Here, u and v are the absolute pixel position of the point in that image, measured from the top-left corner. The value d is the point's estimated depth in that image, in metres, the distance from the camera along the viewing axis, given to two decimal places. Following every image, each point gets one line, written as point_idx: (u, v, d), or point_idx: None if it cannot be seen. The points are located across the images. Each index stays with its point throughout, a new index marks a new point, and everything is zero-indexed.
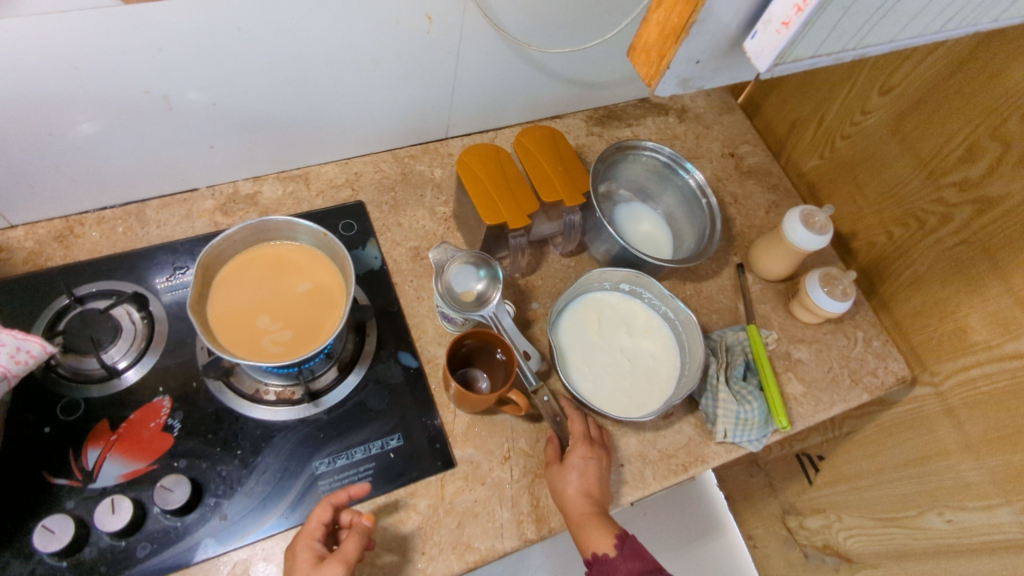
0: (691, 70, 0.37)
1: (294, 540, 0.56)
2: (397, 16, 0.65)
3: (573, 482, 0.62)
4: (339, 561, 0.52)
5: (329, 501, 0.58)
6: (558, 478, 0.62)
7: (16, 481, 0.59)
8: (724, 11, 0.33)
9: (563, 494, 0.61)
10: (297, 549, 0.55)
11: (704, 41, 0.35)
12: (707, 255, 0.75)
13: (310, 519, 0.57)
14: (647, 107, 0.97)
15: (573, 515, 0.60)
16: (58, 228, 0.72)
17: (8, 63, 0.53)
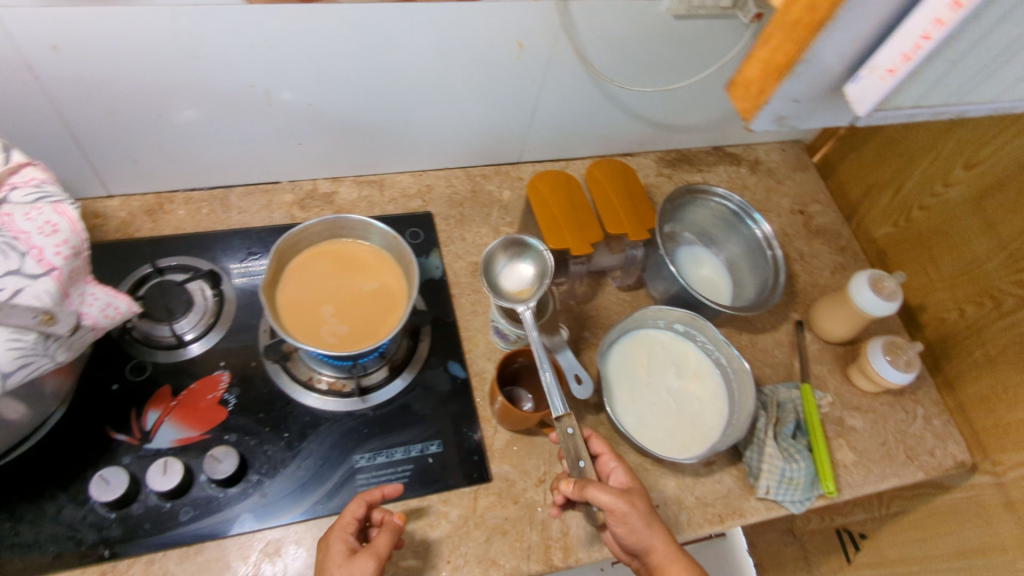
0: (790, 108, 0.38)
1: (326, 532, 0.57)
2: (490, 40, 0.68)
3: (655, 517, 0.57)
4: (372, 556, 0.53)
5: (364, 497, 0.58)
6: (644, 509, 0.57)
7: (81, 431, 0.62)
8: (830, 56, 0.34)
9: (653, 528, 0.56)
10: (330, 540, 0.55)
11: (805, 83, 0.35)
12: (766, 307, 0.74)
13: (344, 512, 0.57)
14: (720, 156, 0.97)
15: (668, 550, 0.56)
16: (150, 203, 0.77)
17: (139, 44, 0.59)
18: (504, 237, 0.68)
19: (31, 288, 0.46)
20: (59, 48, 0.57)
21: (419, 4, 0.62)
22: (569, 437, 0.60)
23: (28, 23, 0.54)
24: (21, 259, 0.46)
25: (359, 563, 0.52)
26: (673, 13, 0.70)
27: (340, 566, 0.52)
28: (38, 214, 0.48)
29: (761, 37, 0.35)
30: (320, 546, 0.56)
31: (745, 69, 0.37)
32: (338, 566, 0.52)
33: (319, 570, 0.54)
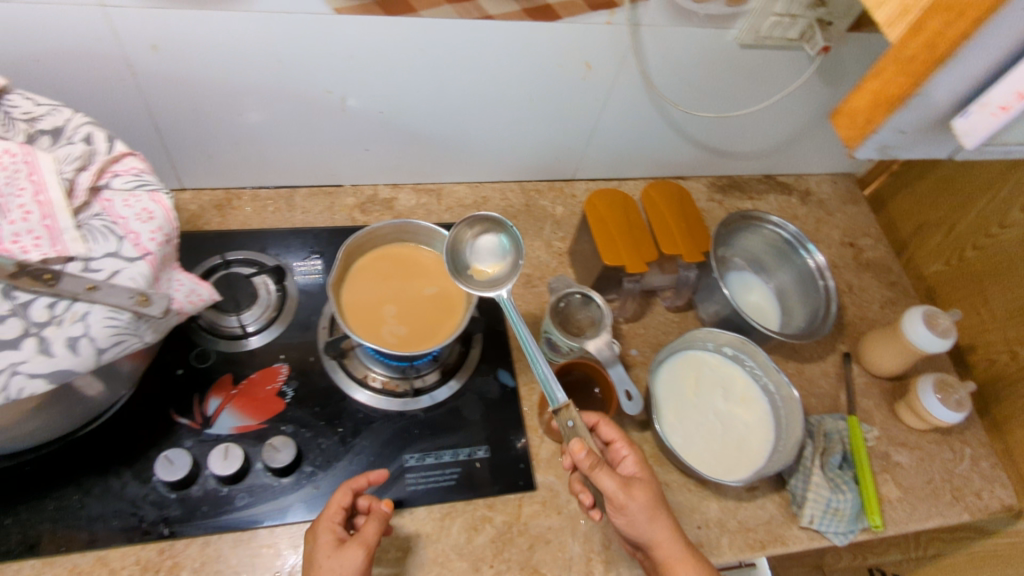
0: (895, 139, 0.33)
1: (314, 524, 0.57)
2: (559, 60, 0.71)
3: (661, 506, 0.57)
4: (362, 546, 0.54)
5: (349, 486, 0.59)
6: (649, 498, 0.56)
7: (147, 412, 0.65)
8: (943, 89, 0.30)
9: (659, 519, 0.56)
10: (317, 531, 0.56)
11: (916, 114, 0.31)
12: (817, 337, 0.74)
13: (330, 503, 0.58)
14: (771, 184, 0.98)
15: (673, 543, 0.55)
16: (219, 198, 0.80)
17: (232, 48, 0.62)
18: (470, 215, 0.67)
19: (126, 270, 0.48)
20: (158, 47, 0.61)
21: (496, 23, 0.64)
22: (569, 430, 0.56)
23: (133, 23, 0.58)
24: (120, 243, 0.49)
25: (350, 553, 0.53)
26: (740, 42, 0.72)
27: (330, 556, 0.53)
28: (136, 201, 0.51)
29: (874, 65, 0.31)
30: (309, 538, 0.57)
31: (854, 95, 0.33)
32: (326, 556, 0.53)
33: (308, 561, 0.54)
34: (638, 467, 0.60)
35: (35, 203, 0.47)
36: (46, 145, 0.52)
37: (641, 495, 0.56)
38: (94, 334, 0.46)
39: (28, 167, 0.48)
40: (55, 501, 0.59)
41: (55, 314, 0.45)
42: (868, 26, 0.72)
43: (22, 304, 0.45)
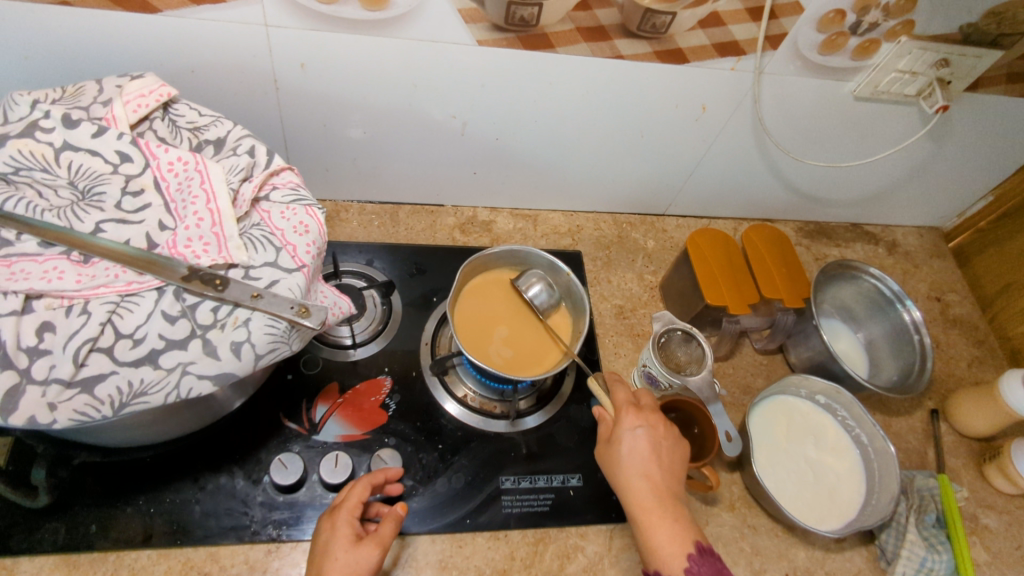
0: None
1: (331, 513, 0.56)
2: (678, 102, 0.72)
3: (625, 465, 0.57)
4: (376, 544, 0.54)
5: (369, 481, 0.59)
6: (614, 455, 0.59)
7: (258, 414, 0.66)
8: None
9: (619, 476, 0.58)
10: (336, 522, 0.55)
11: None
12: (913, 393, 0.74)
13: (349, 496, 0.58)
14: (858, 233, 1.00)
15: (634, 501, 0.56)
16: (328, 209, 0.83)
17: (373, 73, 0.64)
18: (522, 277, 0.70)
19: (285, 281, 0.50)
20: (306, 66, 0.62)
21: (626, 62, 0.66)
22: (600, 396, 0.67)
23: (289, 42, 0.59)
24: (278, 254, 0.51)
25: (367, 551, 0.53)
26: (856, 95, 0.73)
27: (345, 547, 0.53)
28: (293, 214, 0.53)
29: None
30: (323, 526, 0.56)
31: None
32: (343, 550, 0.53)
33: (321, 550, 0.54)
34: (622, 426, 0.60)
35: (207, 210, 0.50)
36: (210, 155, 0.54)
37: (606, 455, 0.60)
38: (255, 341, 0.47)
39: (200, 175, 0.50)
40: (171, 495, 0.61)
41: (218, 318, 0.47)
42: (984, 88, 0.73)
43: (190, 305, 0.47)
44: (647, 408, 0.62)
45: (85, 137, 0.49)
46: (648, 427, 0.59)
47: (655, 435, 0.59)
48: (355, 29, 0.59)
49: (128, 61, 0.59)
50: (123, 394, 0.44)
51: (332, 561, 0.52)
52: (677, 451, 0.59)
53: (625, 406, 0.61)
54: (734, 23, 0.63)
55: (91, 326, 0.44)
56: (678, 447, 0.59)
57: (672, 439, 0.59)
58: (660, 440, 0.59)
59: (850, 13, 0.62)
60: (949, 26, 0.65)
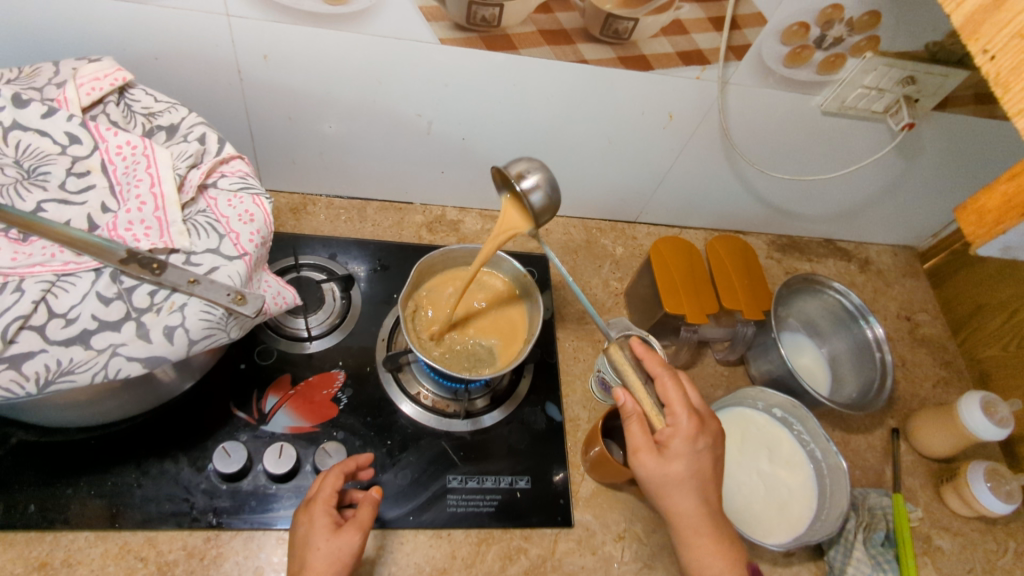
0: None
1: (306, 506, 0.56)
2: (644, 109, 0.72)
3: (682, 486, 0.51)
4: (356, 530, 0.54)
5: (340, 470, 0.59)
6: (668, 471, 0.51)
7: (208, 401, 0.66)
8: None
9: (668, 494, 0.52)
10: (313, 513, 0.55)
11: None
12: (868, 410, 0.73)
13: (323, 487, 0.57)
14: (831, 249, 1.00)
15: (682, 521, 0.52)
16: (295, 202, 0.83)
17: (336, 68, 0.65)
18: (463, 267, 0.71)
19: (225, 268, 0.50)
20: (269, 58, 0.62)
21: (590, 66, 0.66)
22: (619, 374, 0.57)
23: (250, 34, 0.59)
24: (221, 241, 0.51)
25: (347, 537, 0.53)
26: (823, 109, 0.73)
27: (328, 539, 0.53)
28: (239, 202, 0.53)
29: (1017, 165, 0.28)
30: (300, 520, 0.56)
31: (1002, 184, 0.28)
32: (323, 540, 0.53)
33: (301, 543, 0.53)
34: (681, 441, 0.52)
35: (151, 194, 0.50)
36: (161, 140, 0.54)
37: (653, 466, 0.52)
38: (189, 326, 0.47)
39: (147, 160, 0.51)
40: (113, 478, 0.61)
41: (155, 301, 0.48)
42: (952, 108, 0.73)
43: (127, 288, 0.47)
44: (701, 412, 0.55)
45: (34, 117, 0.50)
46: (709, 443, 0.53)
47: (714, 452, 0.53)
48: (316, 22, 0.58)
49: (90, 46, 0.59)
50: (50, 371, 0.44)
51: (313, 551, 0.52)
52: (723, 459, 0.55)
53: (687, 409, 0.53)
54: (697, 31, 0.62)
55: (24, 303, 0.44)
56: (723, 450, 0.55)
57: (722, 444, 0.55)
58: (715, 457, 0.54)
59: (814, 27, 0.62)
60: (914, 44, 0.64)
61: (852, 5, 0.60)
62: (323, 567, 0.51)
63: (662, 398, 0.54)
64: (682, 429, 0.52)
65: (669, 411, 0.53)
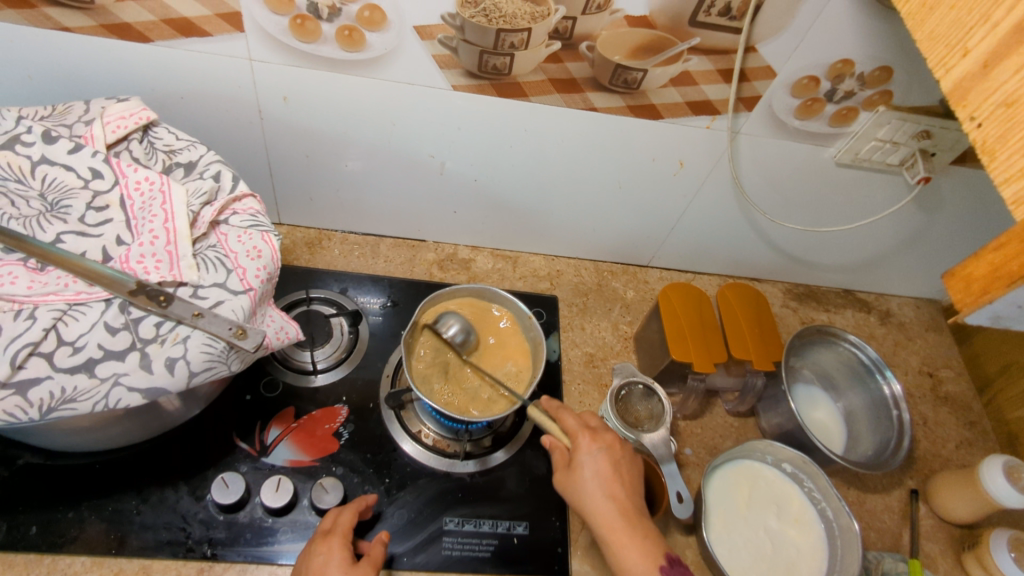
0: (1016, 311, 0.27)
1: (321, 537, 0.56)
2: (655, 156, 0.73)
3: (590, 490, 0.56)
4: (371, 566, 0.55)
5: (354, 510, 0.60)
6: (574, 483, 0.57)
7: (212, 431, 0.67)
8: None
9: (583, 500, 0.56)
10: (332, 546, 0.55)
11: None
12: (886, 469, 0.70)
13: (339, 522, 0.58)
14: (849, 299, 0.98)
15: (600, 522, 0.54)
16: (312, 237, 0.86)
17: (352, 112, 0.67)
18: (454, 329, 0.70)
19: (230, 302, 0.51)
20: (288, 100, 0.65)
21: (600, 114, 0.67)
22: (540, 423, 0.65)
23: (270, 78, 0.62)
24: (227, 276, 0.53)
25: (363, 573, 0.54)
26: (837, 161, 0.73)
27: (346, 572, 0.53)
28: (248, 239, 0.55)
29: (1001, 234, 0.27)
30: (315, 549, 0.55)
31: (989, 252, 0.27)
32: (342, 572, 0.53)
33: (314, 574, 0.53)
34: (580, 451, 0.58)
35: (163, 229, 0.52)
36: (179, 177, 0.57)
37: (565, 483, 0.58)
38: (190, 358, 0.48)
39: (162, 196, 0.53)
40: (114, 504, 0.61)
41: (160, 333, 0.49)
42: (971, 162, 0.72)
43: (134, 319, 0.49)
44: (600, 429, 0.60)
45: (61, 153, 0.53)
46: (605, 448, 0.58)
47: (615, 456, 0.57)
48: (334, 67, 0.61)
49: (122, 86, 0.63)
50: (54, 398, 0.45)
51: None
52: (635, 468, 0.58)
53: (583, 428, 0.59)
54: (706, 83, 0.63)
55: (34, 331, 0.46)
56: (634, 461, 0.59)
57: (627, 455, 0.58)
58: (619, 461, 0.57)
59: (824, 80, 0.62)
60: (928, 99, 0.64)
61: (862, 61, 0.60)
62: None
63: (563, 425, 0.61)
64: (580, 443, 0.58)
65: (568, 432, 0.60)
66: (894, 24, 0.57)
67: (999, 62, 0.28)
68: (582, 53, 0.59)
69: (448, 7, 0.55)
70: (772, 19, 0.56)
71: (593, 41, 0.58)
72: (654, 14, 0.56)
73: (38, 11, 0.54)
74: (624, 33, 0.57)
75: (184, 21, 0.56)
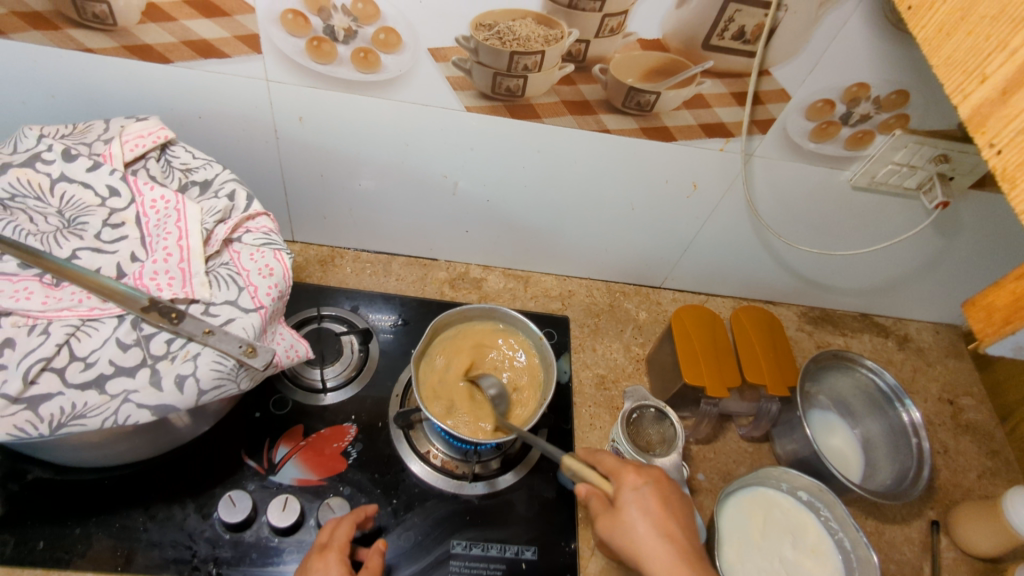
0: None
1: (319, 552, 0.55)
2: (668, 178, 0.72)
3: (640, 529, 0.51)
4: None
5: (352, 521, 0.59)
6: (623, 522, 0.52)
7: (221, 448, 0.67)
8: None
9: (633, 541, 0.51)
10: (329, 561, 0.54)
11: None
12: (906, 499, 0.68)
13: (338, 534, 0.57)
14: (866, 323, 0.97)
15: (654, 563, 0.49)
16: (325, 255, 0.87)
17: (366, 132, 0.67)
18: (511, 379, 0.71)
19: (241, 320, 0.52)
20: (303, 120, 0.66)
21: (612, 135, 0.67)
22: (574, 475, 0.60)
23: (286, 98, 0.63)
24: (239, 293, 0.53)
25: None
26: (853, 184, 0.72)
27: None
28: (261, 257, 0.55)
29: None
30: (312, 565, 0.54)
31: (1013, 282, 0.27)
32: None
33: None
34: (624, 488, 0.54)
35: (177, 246, 0.52)
36: (194, 195, 0.57)
37: (612, 526, 0.53)
38: (200, 375, 0.48)
39: (177, 214, 0.53)
40: (122, 520, 0.61)
41: (171, 350, 0.49)
42: (990, 187, 0.71)
43: (145, 335, 0.49)
44: (643, 467, 0.57)
45: (80, 171, 0.54)
46: (652, 481, 0.55)
47: (661, 490, 0.54)
48: (350, 88, 0.61)
49: (142, 105, 0.64)
50: (64, 415, 0.45)
51: None
52: (685, 507, 0.54)
53: (625, 466, 0.57)
54: (720, 105, 0.62)
55: (47, 346, 0.46)
56: (683, 502, 0.55)
57: (677, 493, 0.55)
58: (668, 496, 0.54)
59: (840, 103, 0.62)
60: (946, 122, 0.63)
61: (878, 84, 0.60)
62: None
63: (602, 468, 0.58)
64: (625, 481, 0.55)
65: (609, 473, 0.57)
66: (911, 49, 0.56)
67: (1018, 90, 0.28)
68: (596, 75, 0.60)
69: (462, 30, 0.56)
70: (787, 42, 0.56)
71: (606, 64, 0.58)
72: (667, 37, 0.56)
73: (62, 33, 0.55)
74: (638, 56, 0.58)
75: (204, 43, 0.57)
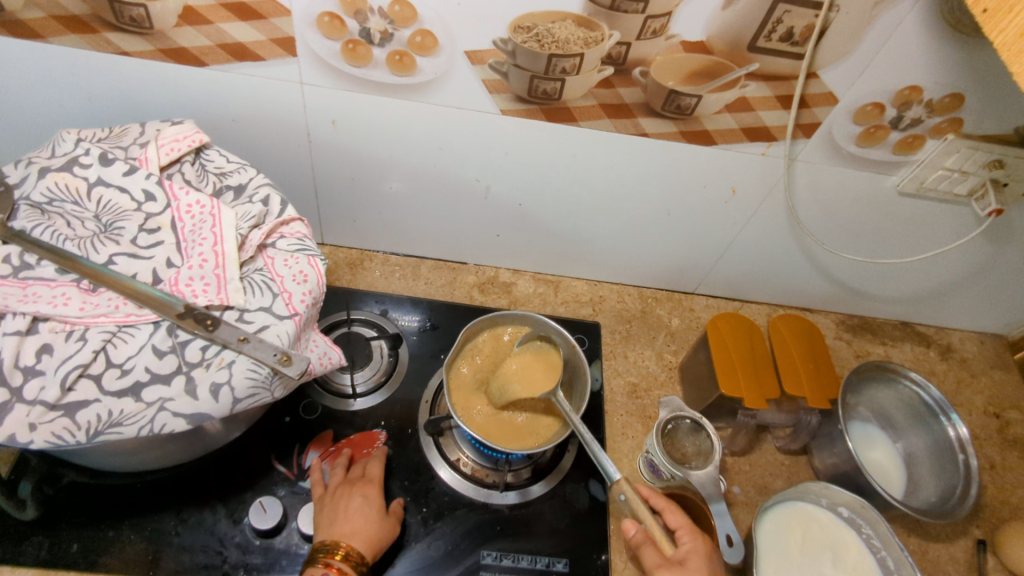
0: None
1: (360, 483, 0.63)
2: (707, 183, 0.70)
3: None
4: (395, 519, 0.62)
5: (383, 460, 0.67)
6: None
7: (252, 452, 0.67)
8: None
9: None
10: (370, 491, 0.62)
11: None
12: (952, 518, 0.65)
13: (374, 471, 0.65)
14: (907, 332, 0.94)
15: None
16: (354, 257, 0.86)
17: (399, 136, 0.67)
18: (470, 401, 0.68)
19: (274, 327, 0.51)
20: (336, 123, 0.65)
21: (651, 139, 0.65)
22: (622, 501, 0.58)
23: (320, 102, 0.62)
24: (273, 300, 0.52)
25: (390, 525, 0.61)
26: (900, 189, 0.69)
27: (380, 519, 0.60)
28: (295, 263, 0.54)
29: None
30: (354, 491, 0.61)
31: None
32: (379, 518, 0.60)
33: (351, 514, 0.59)
34: (695, 556, 0.54)
35: (212, 252, 0.52)
36: (228, 200, 0.57)
37: None
38: (235, 384, 0.48)
39: (212, 219, 0.53)
40: (154, 523, 0.61)
41: (206, 357, 0.48)
42: None
43: (181, 342, 0.48)
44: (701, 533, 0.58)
45: (116, 175, 0.53)
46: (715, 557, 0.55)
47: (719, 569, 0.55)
48: (384, 91, 0.60)
49: (175, 107, 0.64)
50: (100, 422, 0.45)
51: (370, 523, 0.59)
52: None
53: (692, 531, 0.57)
54: (764, 109, 0.60)
55: (85, 352, 0.46)
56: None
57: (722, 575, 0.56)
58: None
59: (890, 107, 0.59)
60: (1002, 126, 0.61)
61: (932, 88, 0.57)
62: (376, 539, 0.58)
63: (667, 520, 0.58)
64: (696, 546, 0.55)
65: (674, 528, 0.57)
66: (969, 49, 0.54)
67: None
68: (636, 78, 0.58)
69: (500, 33, 0.54)
70: (838, 43, 0.54)
71: (647, 67, 0.56)
72: (711, 39, 0.54)
73: (100, 36, 0.55)
74: (680, 59, 0.56)
75: (238, 46, 0.56)
